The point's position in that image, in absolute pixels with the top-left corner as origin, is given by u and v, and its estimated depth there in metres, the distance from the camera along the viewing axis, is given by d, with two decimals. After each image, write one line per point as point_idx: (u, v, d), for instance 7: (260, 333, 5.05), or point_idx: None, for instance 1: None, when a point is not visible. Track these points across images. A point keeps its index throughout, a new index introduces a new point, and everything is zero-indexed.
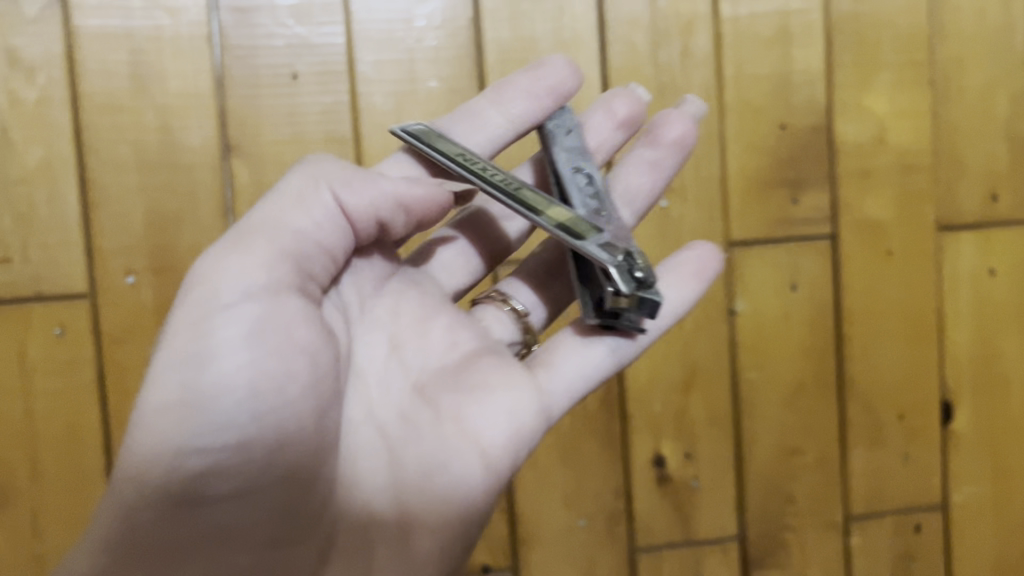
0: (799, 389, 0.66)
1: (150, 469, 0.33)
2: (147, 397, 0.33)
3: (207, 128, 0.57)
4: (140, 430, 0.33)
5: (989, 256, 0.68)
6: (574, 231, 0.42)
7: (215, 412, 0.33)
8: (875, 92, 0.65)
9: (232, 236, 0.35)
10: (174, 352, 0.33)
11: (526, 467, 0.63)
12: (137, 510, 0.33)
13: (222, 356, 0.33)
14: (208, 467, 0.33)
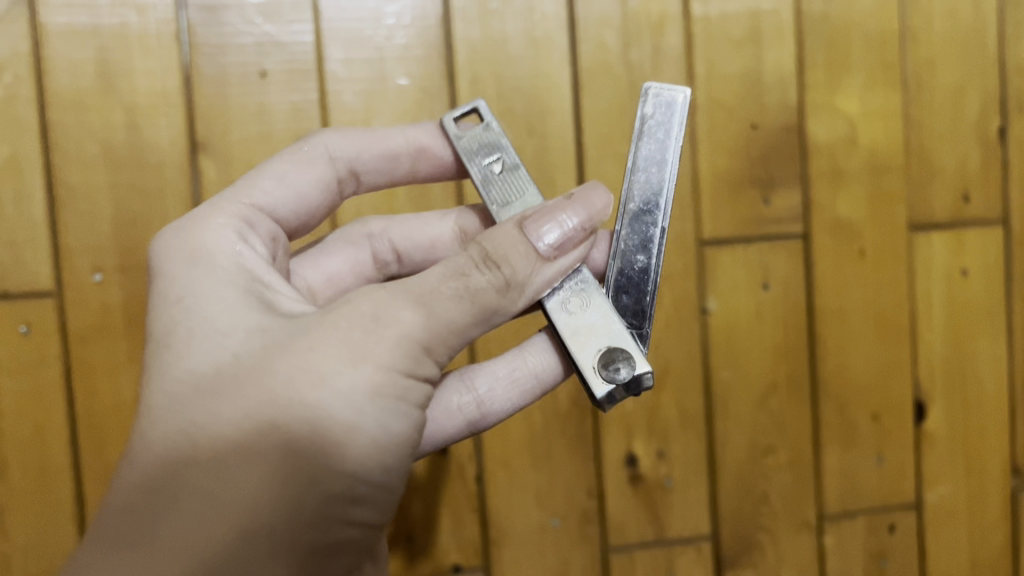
0: (771, 389, 0.66)
1: (326, 481, 0.30)
2: (340, 410, 0.30)
3: (176, 127, 0.57)
4: (320, 446, 0.30)
5: (960, 255, 0.68)
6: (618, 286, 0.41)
7: (391, 455, 0.31)
8: (846, 91, 0.65)
9: (429, 295, 0.32)
10: (376, 395, 0.31)
11: (498, 467, 0.62)
12: (288, 519, 0.29)
13: (404, 420, 0.32)
14: (349, 496, 0.31)
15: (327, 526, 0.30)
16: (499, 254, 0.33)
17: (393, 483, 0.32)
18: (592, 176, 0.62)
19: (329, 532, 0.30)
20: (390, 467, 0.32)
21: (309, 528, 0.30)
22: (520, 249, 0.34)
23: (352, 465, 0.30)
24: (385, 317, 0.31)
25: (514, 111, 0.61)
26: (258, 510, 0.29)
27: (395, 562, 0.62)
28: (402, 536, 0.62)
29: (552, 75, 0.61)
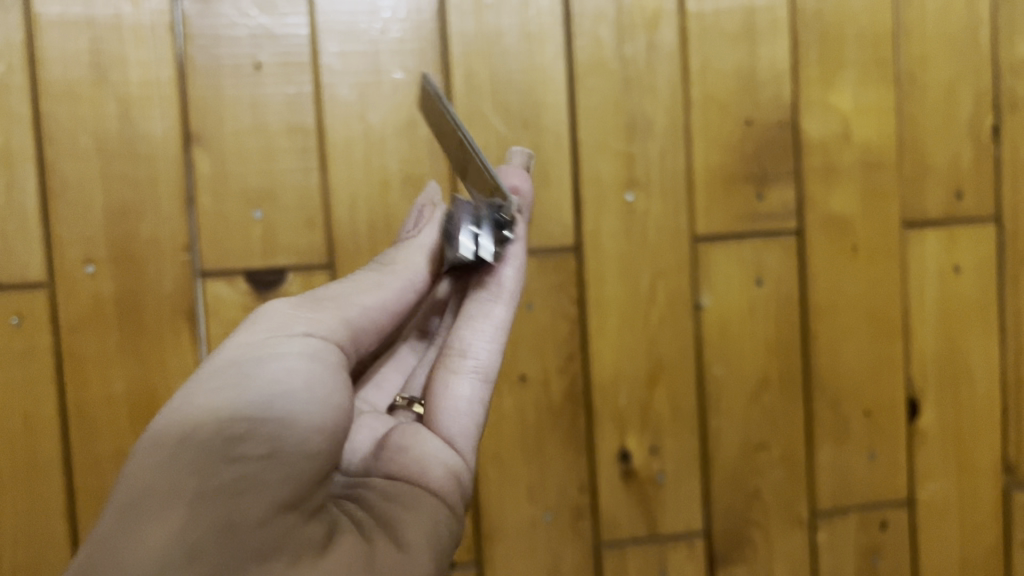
0: (764, 384, 0.66)
1: (190, 436, 0.32)
2: (197, 386, 0.34)
3: (169, 118, 0.57)
4: (198, 409, 0.33)
5: (953, 253, 0.68)
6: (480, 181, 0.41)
7: (264, 389, 0.33)
8: (840, 88, 0.66)
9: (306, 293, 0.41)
10: (233, 361, 0.35)
11: (490, 462, 0.62)
12: (166, 475, 0.30)
13: (289, 358, 0.35)
14: (249, 429, 0.32)
15: (215, 466, 0.31)
16: (386, 259, 0.44)
17: (276, 411, 0.33)
18: (587, 172, 0.62)
19: (220, 473, 0.31)
20: (264, 398, 0.33)
21: (189, 473, 0.30)
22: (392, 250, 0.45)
23: (210, 414, 0.32)
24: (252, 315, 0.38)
25: (509, 105, 0.61)
26: (137, 482, 0.30)
27: None
28: None
29: (547, 70, 0.61)
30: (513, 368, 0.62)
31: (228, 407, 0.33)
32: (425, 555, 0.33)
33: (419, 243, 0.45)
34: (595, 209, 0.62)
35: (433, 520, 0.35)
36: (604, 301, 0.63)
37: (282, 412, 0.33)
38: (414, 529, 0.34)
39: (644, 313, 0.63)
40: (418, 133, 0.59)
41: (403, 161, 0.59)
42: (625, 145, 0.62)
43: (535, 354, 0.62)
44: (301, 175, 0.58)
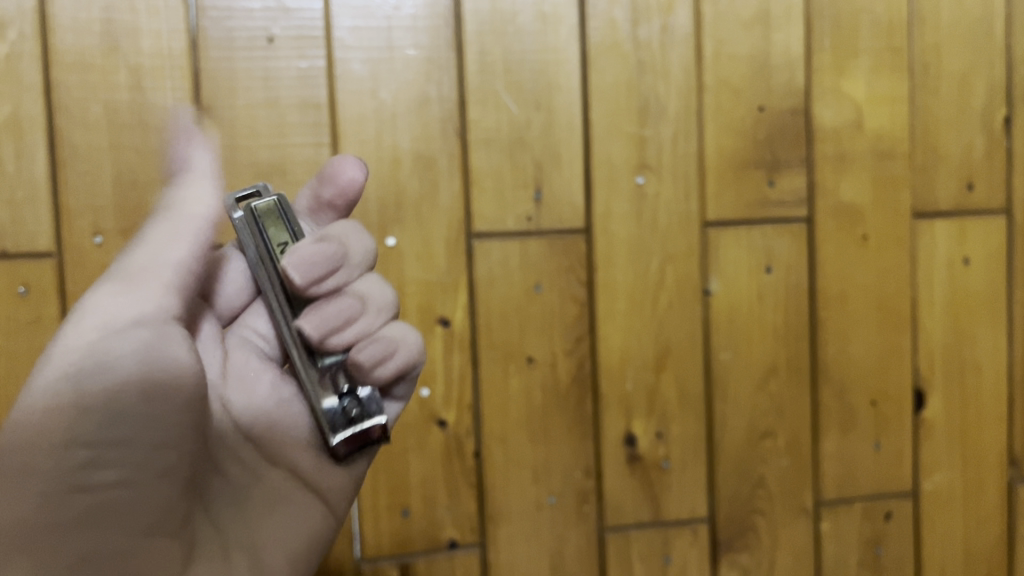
0: (771, 372, 0.66)
1: (32, 459, 0.32)
2: (30, 393, 0.33)
3: (180, 90, 0.56)
4: (46, 418, 0.32)
5: (963, 244, 0.68)
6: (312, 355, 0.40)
7: (107, 402, 0.33)
8: (854, 77, 0.65)
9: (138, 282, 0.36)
10: (65, 365, 0.33)
11: (495, 442, 0.62)
12: (8, 505, 0.31)
13: (113, 371, 0.34)
14: (94, 453, 0.33)
15: (59, 493, 0.32)
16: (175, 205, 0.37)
17: (115, 429, 0.34)
18: (599, 154, 0.62)
19: (67, 500, 0.32)
20: (104, 413, 0.33)
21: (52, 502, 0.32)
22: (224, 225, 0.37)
23: (52, 432, 0.32)
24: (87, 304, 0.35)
25: (522, 85, 0.60)
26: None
27: (391, 537, 0.61)
28: (398, 510, 0.61)
29: (560, 51, 0.61)
30: (520, 350, 0.62)
31: (75, 425, 0.33)
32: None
33: (206, 175, 0.38)
34: (606, 191, 0.62)
35: (302, 542, 0.41)
36: (612, 284, 0.63)
37: (124, 432, 0.34)
38: (270, 552, 0.39)
39: (652, 298, 0.63)
40: (429, 111, 0.59)
41: (415, 138, 0.59)
42: (637, 128, 0.62)
43: (542, 336, 0.62)
44: (312, 149, 0.58)
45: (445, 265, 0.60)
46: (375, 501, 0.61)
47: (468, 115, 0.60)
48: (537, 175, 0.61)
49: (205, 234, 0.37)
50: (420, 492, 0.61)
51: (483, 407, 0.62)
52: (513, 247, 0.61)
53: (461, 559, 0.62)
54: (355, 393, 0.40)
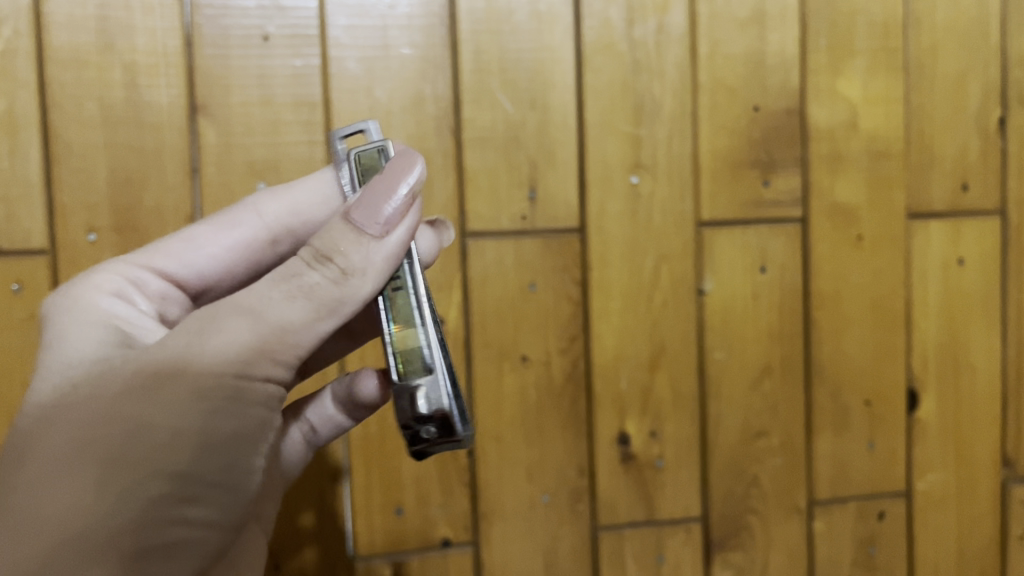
0: (765, 371, 0.66)
1: (148, 482, 0.31)
2: (164, 409, 0.32)
3: (175, 88, 0.56)
4: (173, 443, 0.32)
5: (957, 245, 0.68)
6: (397, 366, 0.36)
7: (223, 448, 0.33)
8: (848, 77, 0.66)
9: (260, 306, 0.34)
10: (201, 393, 0.32)
11: (489, 441, 0.62)
12: (113, 523, 0.30)
13: (231, 418, 0.33)
14: (199, 494, 0.32)
15: (161, 522, 0.31)
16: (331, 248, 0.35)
17: (224, 477, 0.33)
18: (593, 153, 0.62)
19: (163, 534, 0.32)
20: (217, 458, 0.33)
21: (150, 527, 0.31)
22: (352, 243, 0.35)
23: (171, 460, 0.32)
24: (211, 328, 0.33)
25: (517, 84, 0.60)
26: (81, 514, 0.30)
27: (384, 535, 0.61)
28: (391, 509, 0.61)
29: (556, 50, 0.61)
30: (514, 349, 0.62)
31: (193, 462, 0.32)
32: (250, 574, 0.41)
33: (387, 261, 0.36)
34: (601, 191, 0.62)
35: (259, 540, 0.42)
36: (607, 284, 0.63)
37: (225, 479, 0.33)
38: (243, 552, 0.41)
39: (647, 298, 0.63)
40: (424, 111, 0.59)
41: (409, 136, 0.59)
42: (632, 127, 0.62)
43: (536, 335, 0.62)
44: (307, 148, 0.58)
45: (439, 264, 0.60)
46: (369, 499, 0.61)
47: (463, 114, 0.60)
48: (532, 174, 0.61)
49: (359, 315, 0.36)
50: (414, 490, 0.61)
51: (477, 405, 0.62)
52: (507, 246, 0.61)
53: (455, 558, 0.62)
54: (427, 407, 0.35)
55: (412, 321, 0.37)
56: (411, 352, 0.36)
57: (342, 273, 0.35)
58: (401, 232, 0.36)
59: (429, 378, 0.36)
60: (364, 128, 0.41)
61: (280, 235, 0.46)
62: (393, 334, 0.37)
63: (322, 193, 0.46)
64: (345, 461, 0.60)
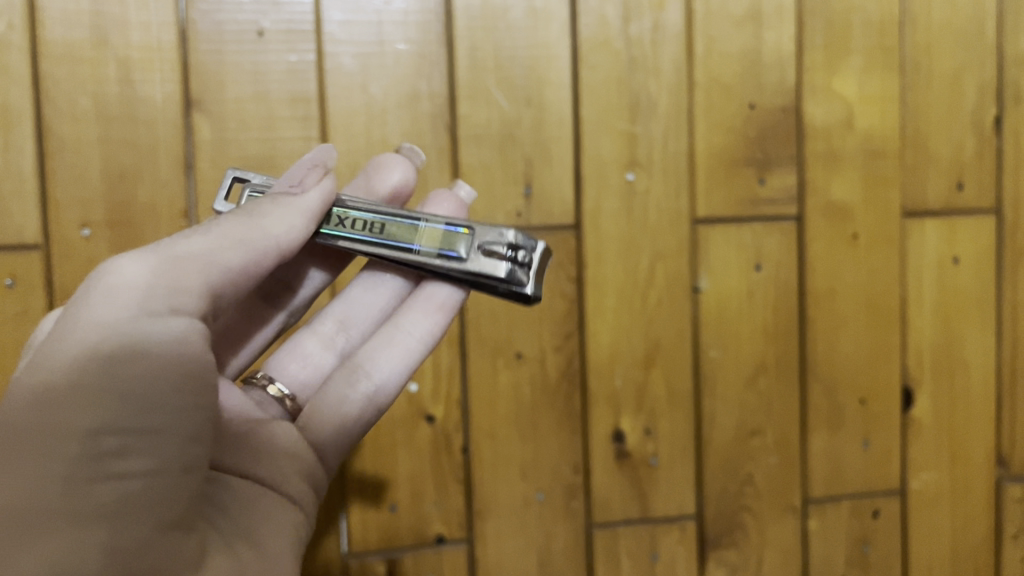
0: (760, 369, 0.66)
1: (56, 444, 0.30)
2: (53, 370, 0.31)
3: (170, 83, 0.56)
4: (73, 395, 0.30)
5: (952, 244, 0.68)
6: (455, 254, 0.43)
7: (135, 390, 0.31)
8: (844, 75, 0.65)
9: (165, 242, 0.35)
10: (93, 342, 0.32)
11: (483, 437, 0.62)
12: (28, 490, 0.29)
13: (143, 358, 0.32)
14: (120, 440, 0.30)
15: (82, 476, 0.30)
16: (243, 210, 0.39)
17: (146, 419, 0.31)
18: (589, 150, 0.62)
19: (89, 489, 0.30)
20: (132, 402, 0.31)
21: (70, 484, 0.29)
22: (267, 203, 0.40)
23: (74, 416, 0.30)
24: (110, 264, 0.34)
25: (513, 81, 0.60)
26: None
27: (378, 531, 0.61)
28: (384, 505, 0.61)
29: (551, 47, 0.61)
30: (509, 346, 0.62)
31: (102, 411, 0.30)
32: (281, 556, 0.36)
33: (298, 209, 0.40)
34: (597, 188, 0.62)
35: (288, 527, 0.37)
36: (602, 281, 0.63)
37: (151, 422, 0.31)
38: (268, 533, 0.36)
39: (642, 295, 0.63)
40: (420, 107, 0.59)
41: (405, 132, 0.59)
42: (628, 125, 0.62)
43: (531, 332, 0.62)
44: (302, 144, 0.58)
45: None
46: (363, 495, 0.61)
47: (459, 111, 0.60)
48: (527, 171, 0.61)
49: (276, 253, 0.39)
50: (408, 486, 0.61)
51: (472, 402, 0.62)
52: None
53: (449, 554, 0.62)
54: (507, 249, 0.43)
55: (417, 224, 0.43)
56: (452, 235, 0.43)
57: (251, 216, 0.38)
58: (322, 195, 0.42)
59: (474, 245, 0.43)
60: (236, 175, 0.45)
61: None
62: (422, 245, 0.43)
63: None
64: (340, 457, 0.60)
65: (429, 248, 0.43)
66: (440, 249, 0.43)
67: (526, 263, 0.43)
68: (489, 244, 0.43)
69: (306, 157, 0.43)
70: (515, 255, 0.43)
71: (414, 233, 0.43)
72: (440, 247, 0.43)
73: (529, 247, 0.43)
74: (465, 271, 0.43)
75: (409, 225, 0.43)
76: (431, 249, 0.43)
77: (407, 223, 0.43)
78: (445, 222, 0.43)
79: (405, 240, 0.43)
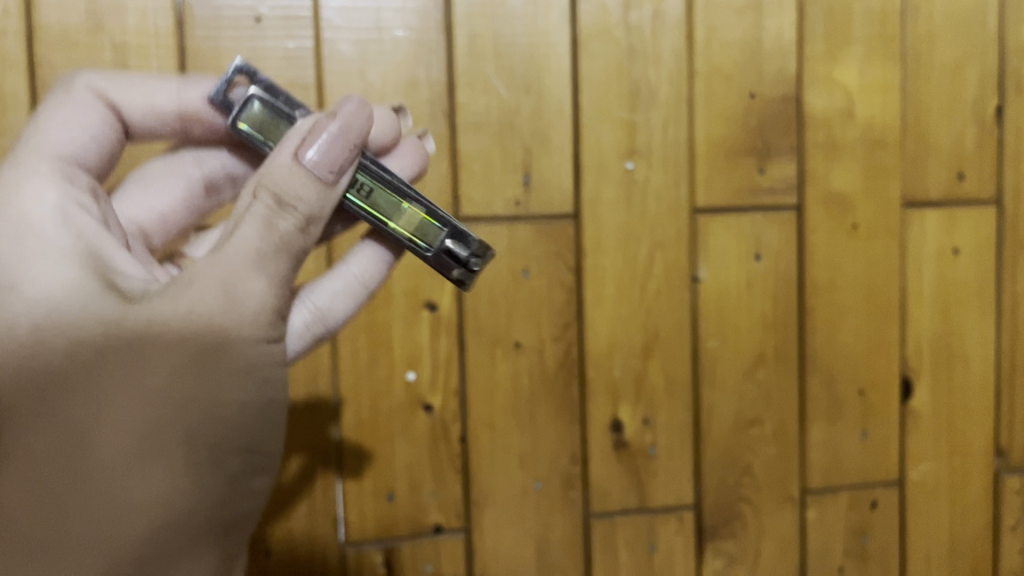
0: (758, 360, 0.66)
1: (224, 462, 0.33)
2: (228, 391, 0.33)
3: (167, 69, 0.56)
4: (238, 418, 0.34)
5: (952, 235, 0.68)
6: (419, 242, 0.42)
7: (275, 419, 0.35)
8: (845, 65, 0.65)
9: (260, 261, 0.35)
10: (253, 366, 0.34)
11: (481, 427, 0.62)
12: (200, 505, 0.33)
13: (277, 387, 0.35)
14: (259, 464, 0.35)
15: (232, 495, 0.34)
16: (291, 195, 0.36)
17: (277, 443, 0.36)
18: (588, 139, 0.61)
19: (235, 505, 0.34)
20: (271, 429, 0.35)
21: (225, 502, 0.34)
22: (310, 192, 0.36)
23: (239, 438, 0.34)
24: (240, 295, 0.34)
25: (512, 68, 0.60)
26: (165, 501, 0.32)
27: (375, 520, 0.61)
28: (382, 494, 0.61)
29: (551, 34, 0.60)
30: (507, 335, 0.62)
31: (252, 436, 0.34)
32: None
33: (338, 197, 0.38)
34: (596, 177, 0.62)
35: None
36: (600, 270, 0.62)
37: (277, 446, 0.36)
38: None
39: (641, 285, 0.63)
40: (418, 94, 0.59)
41: None
42: (627, 114, 0.62)
43: (529, 321, 0.62)
44: None
45: None
46: (360, 483, 0.60)
47: (457, 98, 0.59)
48: (526, 159, 0.61)
49: None
50: (406, 475, 0.61)
51: (470, 391, 0.61)
52: (501, 232, 0.61)
53: (446, 544, 0.62)
54: (461, 248, 0.42)
55: (400, 201, 0.42)
56: (424, 225, 0.42)
57: (303, 221, 0.36)
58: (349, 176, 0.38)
59: (436, 239, 0.42)
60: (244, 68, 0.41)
61: (135, 123, 0.43)
62: (396, 223, 0.42)
63: (180, 95, 0.43)
64: (337, 446, 0.60)
65: (400, 228, 0.42)
66: (409, 232, 0.42)
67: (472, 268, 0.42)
68: (448, 241, 0.42)
69: (337, 119, 0.38)
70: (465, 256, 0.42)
71: (394, 208, 0.42)
72: (407, 232, 0.42)
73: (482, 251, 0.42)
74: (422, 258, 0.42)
75: (390, 198, 0.42)
76: (401, 229, 0.42)
77: (388, 195, 0.41)
78: (425, 207, 0.42)
79: (385, 213, 0.42)
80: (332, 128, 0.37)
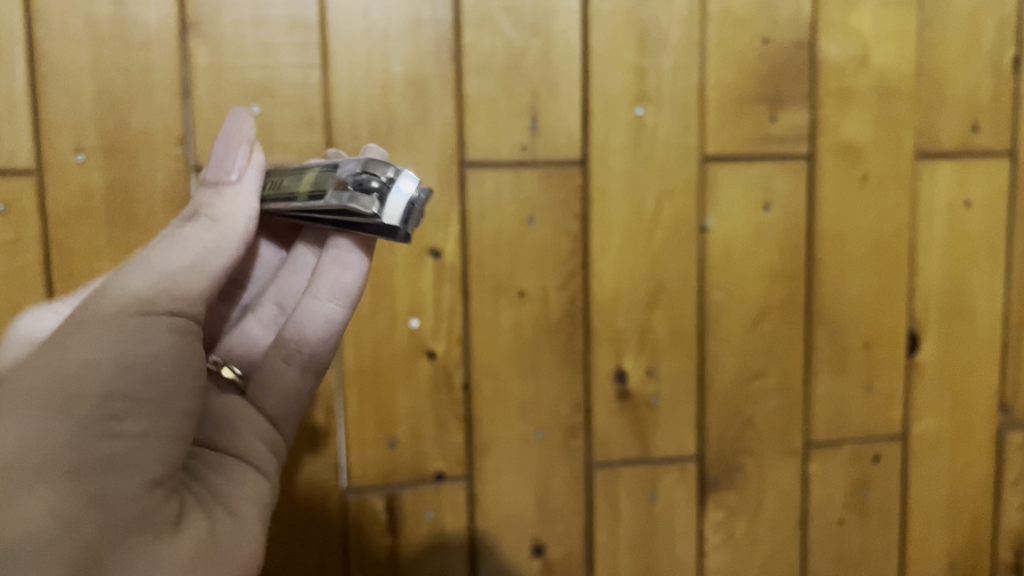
0: (765, 312, 0.65)
1: (70, 406, 0.31)
2: (75, 351, 0.33)
3: (165, 5, 0.54)
4: (86, 369, 0.32)
5: (964, 187, 0.67)
6: (313, 192, 0.38)
7: (143, 372, 0.33)
8: (861, 10, 0.64)
9: (147, 262, 0.37)
10: (106, 327, 0.34)
11: (485, 375, 0.61)
12: (40, 445, 0.30)
13: (150, 347, 0.34)
14: (123, 408, 0.32)
15: (88, 438, 0.31)
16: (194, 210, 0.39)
17: (151, 392, 0.33)
18: (597, 83, 0.60)
19: (94, 447, 0.31)
20: (139, 380, 0.33)
21: (78, 444, 0.31)
22: (215, 199, 0.39)
23: (87, 384, 0.32)
24: (107, 288, 0.35)
25: (519, 10, 0.58)
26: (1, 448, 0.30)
27: (377, 467, 0.61)
28: (384, 441, 0.61)
29: None
30: (511, 283, 0.61)
31: (108, 381, 0.32)
32: (254, 530, 0.36)
33: (245, 194, 0.40)
34: (604, 122, 0.60)
35: (262, 503, 0.38)
36: (607, 218, 0.61)
37: (154, 397, 0.33)
38: (244, 505, 0.37)
39: (647, 234, 0.62)
40: (423, 34, 0.57)
41: (408, 60, 0.57)
42: (638, 58, 0.60)
43: (534, 269, 0.61)
44: (302, 71, 0.56)
45: (436, 194, 0.59)
46: (362, 430, 0.60)
47: (463, 39, 0.58)
48: (533, 103, 0.59)
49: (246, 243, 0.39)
50: (408, 422, 0.61)
51: (473, 339, 0.61)
52: (506, 178, 0.60)
53: (448, 491, 0.62)
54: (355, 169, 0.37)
55: (300, 175, 0.39)
56: (317, 177, 0.38)
57: (212, 221, 0.39)
58: (255, 174, 0.40)
59: (328, 179, 0.37)
60: None
61: None
62: (295, 192, 0.39)
63: None
64: (340, 393, 0.60)
65: (297, 193, 0.39)
66: (306, 193, 0.38)
67: (370, 185, 0.36)
68: (341, 173, 0.37)
69: (224, 135, 0.40)
70: (359, 175, 0.36)
71: (292, 182, 0.39)
72: (304, 193, 0.38)
73: (376, 164, 0.36)
74: (320, 207, 0.37)
75: (287, 180, 0.40)
76: (298, 195, 0.38)
77: (286, 180, 0.40)
78: (321, 166, 0.39)
79: (285, 189, 0.39)
80: (220, 144, 0.40)
